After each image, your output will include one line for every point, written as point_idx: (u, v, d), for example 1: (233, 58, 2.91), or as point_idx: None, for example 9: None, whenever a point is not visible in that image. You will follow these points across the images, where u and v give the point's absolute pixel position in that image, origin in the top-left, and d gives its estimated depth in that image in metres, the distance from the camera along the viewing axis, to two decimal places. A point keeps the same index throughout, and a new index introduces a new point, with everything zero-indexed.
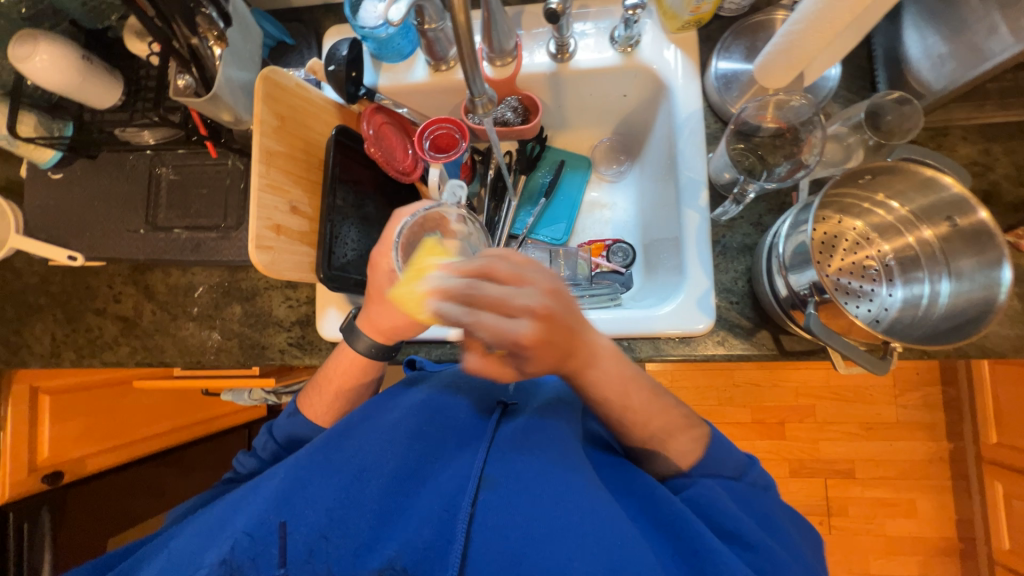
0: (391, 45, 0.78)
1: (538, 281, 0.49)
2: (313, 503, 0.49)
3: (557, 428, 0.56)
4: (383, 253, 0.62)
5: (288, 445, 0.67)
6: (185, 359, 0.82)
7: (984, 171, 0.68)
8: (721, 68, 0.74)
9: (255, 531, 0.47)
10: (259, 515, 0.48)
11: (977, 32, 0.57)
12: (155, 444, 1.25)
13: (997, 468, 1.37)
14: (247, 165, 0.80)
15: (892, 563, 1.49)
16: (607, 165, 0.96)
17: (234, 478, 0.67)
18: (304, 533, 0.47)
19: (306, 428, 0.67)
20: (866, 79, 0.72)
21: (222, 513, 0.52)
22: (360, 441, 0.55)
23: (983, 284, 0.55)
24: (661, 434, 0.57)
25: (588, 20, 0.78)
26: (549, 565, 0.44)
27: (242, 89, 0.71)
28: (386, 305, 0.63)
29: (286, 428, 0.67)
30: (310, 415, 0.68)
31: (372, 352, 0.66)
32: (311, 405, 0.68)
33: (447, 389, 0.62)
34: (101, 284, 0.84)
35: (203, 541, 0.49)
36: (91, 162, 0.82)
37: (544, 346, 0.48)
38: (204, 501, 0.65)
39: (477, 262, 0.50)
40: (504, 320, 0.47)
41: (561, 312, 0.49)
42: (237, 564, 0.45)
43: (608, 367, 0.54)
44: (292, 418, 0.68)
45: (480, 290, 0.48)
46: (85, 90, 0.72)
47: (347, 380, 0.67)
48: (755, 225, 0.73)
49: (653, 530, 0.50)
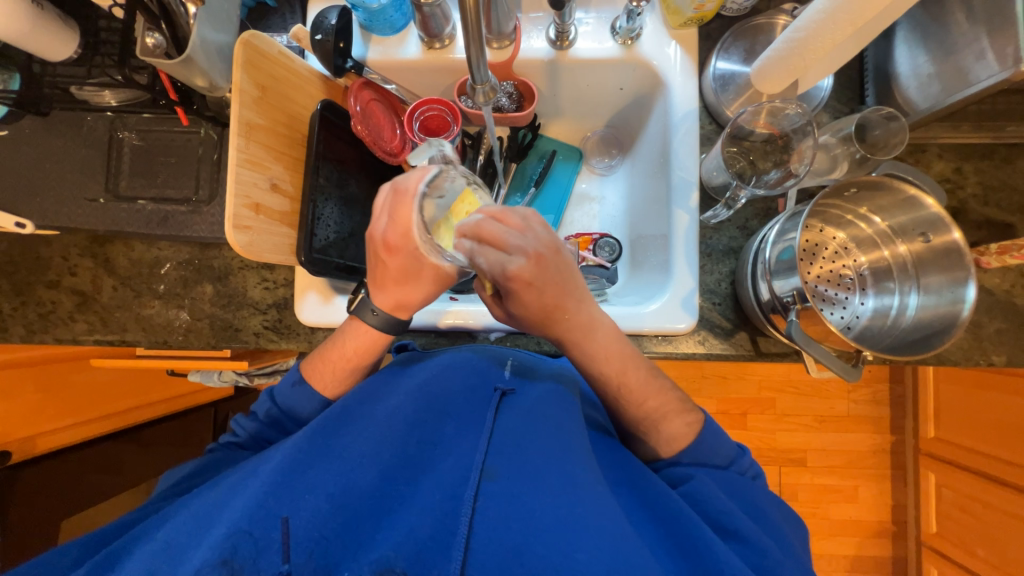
0: (383, 18, 0.73)
1: (541, 235, 0.56)
2: (313, 490, 0.49)
3: (555, 415, 0.57)
4: (395, 232, 0.59)
5: (289, 410, 0.65)
6: (148, 339, 0.78)
7: (954, 189, 0.72)
8: (720, 68, 0.74)
9: (252, 516, 0.46)
10: (255, 502, 0.46)
11: (965, 56, 0.59)
12: (113, 423, 1.19)
13: (932, 459, 1.49)
14: (221, 135, 0.75)
15: (834, 542, 1.61)
16: (598, 158, 0.95)
17: (235, 443, 0.65)
18: (304, 524, 0.46)
19: (310, 398, 0.65)
20: (855, 92, 0.73)
21: (215, 498, 0.51)
22: (357, 432, 0.55)
23: (948, 300, 0.58)
24: (655, 415, 0.61)
25: (590, 9, 0.76)
26: (551, 560, 0.45)
27: (218, 53, 0.65)
28: (410, 280, 0.62)
29: (289, 396, 0.65)
30: (316, 386, 0.65)
31: (385, 327, 0.64)
32: (316, 375, 0.66)
33: (443, 372, 0.62)
34: (55, 255, 0.78)
35: (196, 528, 0.47)
36: (42, 120, 0.74)
37: (530, 298, 0.55)
38: (195, 471, 0.62)
39: (494, 206, 0.56)
40: (501, 255, 0.53)
41: (554, 265, 0.55)
42: (236, 565, 0.42)
43: (603, 343, 0.60)
44: (296, 387, 0.65)
45: (486, 226, 0.53)
46: (40, 39, 0.65)
47: (359, 354, 0.65)
48: (741, 228, 0.74)
49: (649, 525, 0.51)
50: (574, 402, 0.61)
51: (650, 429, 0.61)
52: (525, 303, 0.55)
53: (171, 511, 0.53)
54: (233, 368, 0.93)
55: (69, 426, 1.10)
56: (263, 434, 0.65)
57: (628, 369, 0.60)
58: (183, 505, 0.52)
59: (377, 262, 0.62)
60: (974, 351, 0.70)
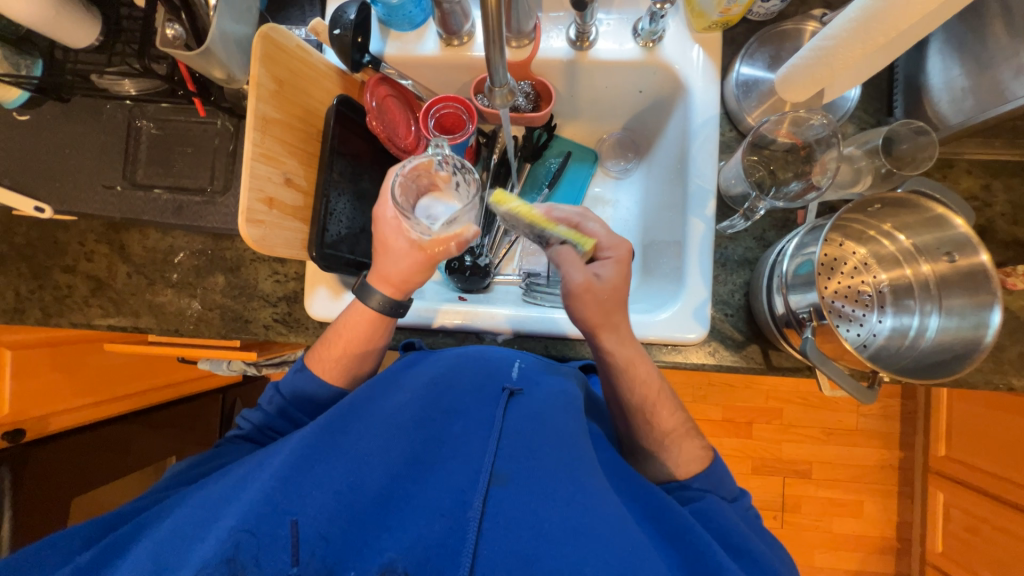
0: (402, 13, 0.73)
1: None
2: (321, 486, 0.49)
3: (564, 423, 0.57)
4: (383, 206, 0.63)
5: (294, 397, 0.65)
6: (160, 326, 0.78)
7: (982, 207, 0.70)
8: (743, 74, 0.72)
9: (260, 509, 0.46)
10: (263, 495, 0.47)
11: (1002, 70, 0.57)
12: (124, 405, 1.21)
13: (942, 479, 1.47)
14: (237, 126, 0.75)
15: (836, 557, 1.59)
16: (614, 161, 0.94)
17: (240, 435, 0.66)
18: (313, 521, 0.46)
19: (315, 384, 0.65)
20: (883, 103, 0.71)
21: (222, 489, 0.51)
22: (365, 429, 0.55)
23: (972, 324, 0.56)
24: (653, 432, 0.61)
25: (611, 10, 0.75)
26: (561, 565, 0.45)
27: (237, 45, 0.65)
28: (391, 254, 0.63)
29: (293, 382, 0.65)
30: (317, 370, 0.66)
31: (384, 310, 0.65)
32: (319, 360, 0.66)
33: (453, 374, 0.61)
34: (71, 240, 0.79)
35: (201, 522, 0.48)
36: (63, 107, 0.75)
37: (594, 300, 0.58)
38: (198, 462, 0.63)
39: None
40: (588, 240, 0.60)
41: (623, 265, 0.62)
42: (240, 564, 0.42)
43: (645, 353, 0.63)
44: (300, 373, 0.66)
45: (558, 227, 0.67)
46: (60, 26, 0.65)
47: (353, 336, 0.65)
48: (758, 239, 0.73)
49: (659, 538, 0.51)
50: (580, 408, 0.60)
51: (641, 439, 0.61)
52: (586, 304, 0.58)
53: (177, 501, 0.53)
54: (242, 358, 0.94)
55: (82, 407, 1.12)
56: (270, 422, 0.65)
57: (638, 378, 0.61)
58: (187, 496, 0.53)
59: (376, 243, 0.65)
60: (995, 375, 0.68)
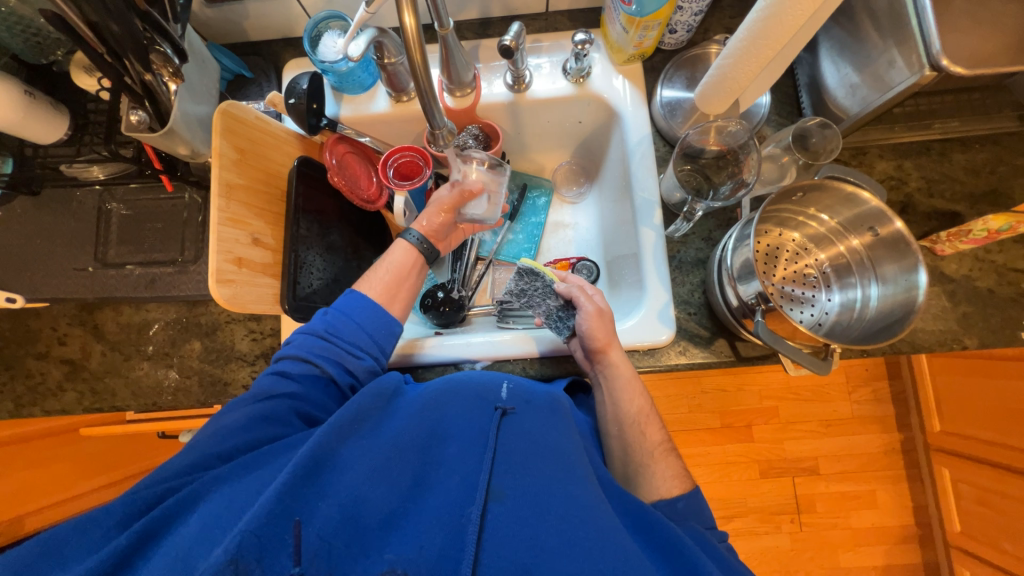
0: (352, 79, 0.79)
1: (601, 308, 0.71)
2: (324, 500, 0.49)
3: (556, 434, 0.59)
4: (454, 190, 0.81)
5: (342, 324, 0.66)
6: (139, 402, 0.78)
7: (899, 185, 0.76)
8: (666, 96, 0.80)
9: (267, 514, 0.45)
10: (272, 502, 0.45)
11: (880, 63, 0.63)
12: (106, 496, 1.16)
13: (944, 454, 1.47)
14: (205, 198, 0.79)
15: (860, 554, 1.55)
16: (568, 188, 1.00)
17: (279, 377, 0.62)
18: (316, 532, 0.46)
19: (362, 307, 0.67)
20: (793, 105, 0.80)
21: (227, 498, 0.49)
22: (366, 445, 0.55)
23: (905, 287, 0.60)
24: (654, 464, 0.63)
25: (542, 54, 0.83)
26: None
27: (199, 123, 0.71)
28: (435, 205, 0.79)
29: (344, 303, 0.68)
30: (365, 293, 0.70)
31: (420, 246, 0.76)
32: (368, 285, 0.71)
33: (454, 396, 0.62)
34: (44, 327, 0.80)
35: (215, 526, 0.47)
36: (33, 199, 0.78)
37: (603, 324, 0.67)
38: (222, 433, 0.56)
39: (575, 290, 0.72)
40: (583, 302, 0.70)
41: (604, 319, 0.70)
42: (241, 564, 0.41)
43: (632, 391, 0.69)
44: (350, 295, 0.69)
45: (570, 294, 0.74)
46: (29, 126, 0.69)
47: (397, 264, 0.73)
48: (706, 240, 0.78)
49: (647, 546, 0.53)
50: (567, 416, 0.62)
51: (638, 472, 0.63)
52: (594, 323, 0.66)
53: (191, 497, 0.50)
54: None
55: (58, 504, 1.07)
56: (313, 361, 0.63)
57: (647, 418, 0.66)
58: (207, 485, 0.51)
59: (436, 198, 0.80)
60: (948, 336, 0.72)
